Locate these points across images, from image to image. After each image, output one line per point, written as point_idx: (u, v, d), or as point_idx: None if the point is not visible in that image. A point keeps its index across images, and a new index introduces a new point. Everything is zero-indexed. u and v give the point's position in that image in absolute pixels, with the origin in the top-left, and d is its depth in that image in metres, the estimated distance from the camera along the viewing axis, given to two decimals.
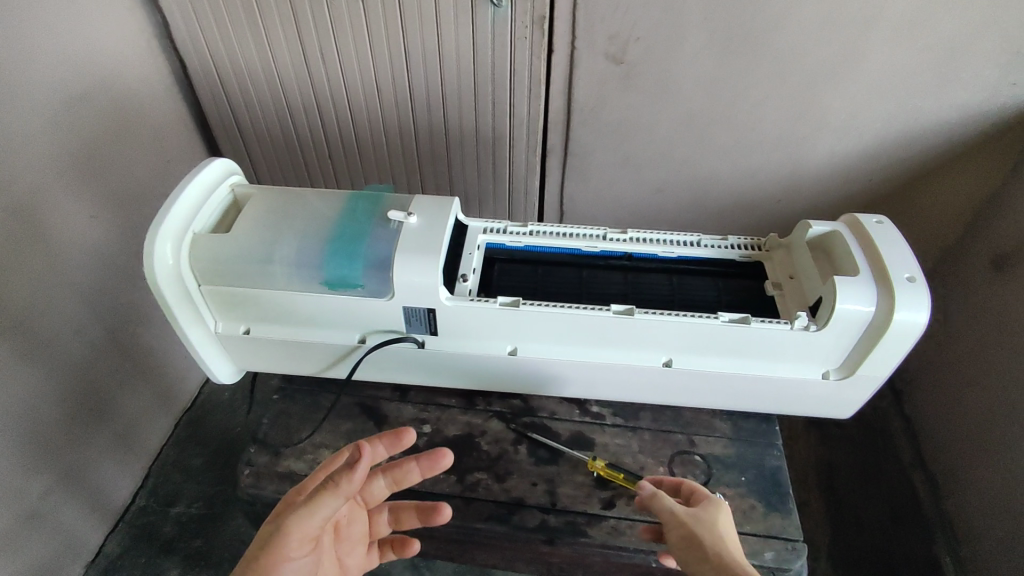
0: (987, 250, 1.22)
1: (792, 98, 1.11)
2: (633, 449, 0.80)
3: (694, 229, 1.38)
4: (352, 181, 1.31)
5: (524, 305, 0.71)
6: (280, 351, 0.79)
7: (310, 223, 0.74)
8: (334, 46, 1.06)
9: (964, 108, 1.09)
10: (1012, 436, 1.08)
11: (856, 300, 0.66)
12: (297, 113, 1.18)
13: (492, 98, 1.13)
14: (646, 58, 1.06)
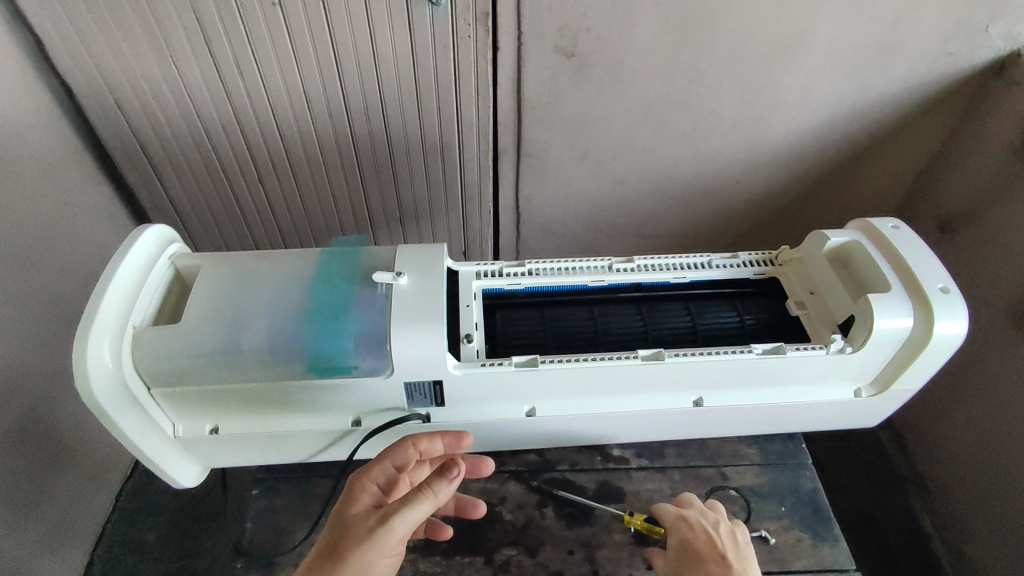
0: (930, 214, 1.20)
1: (748, 77, 1.00)
2: (667, 493, 0.74)
3: (654, 221, 1.26)
4: (292, 215, 1.12)
5: (543, 363, 0.63)
6: (259, 445, 0.67)
7: (281, 296, 0.63)
8: (253, 62, 0.87)
9: (919, 76, 1.03)
10: (983, 404, 1.07)
11: (893, 318, 0.63)
12: (221, 149, 0.99)
13: (438, 108, 0.98)
14: (597, 49, 0.93)
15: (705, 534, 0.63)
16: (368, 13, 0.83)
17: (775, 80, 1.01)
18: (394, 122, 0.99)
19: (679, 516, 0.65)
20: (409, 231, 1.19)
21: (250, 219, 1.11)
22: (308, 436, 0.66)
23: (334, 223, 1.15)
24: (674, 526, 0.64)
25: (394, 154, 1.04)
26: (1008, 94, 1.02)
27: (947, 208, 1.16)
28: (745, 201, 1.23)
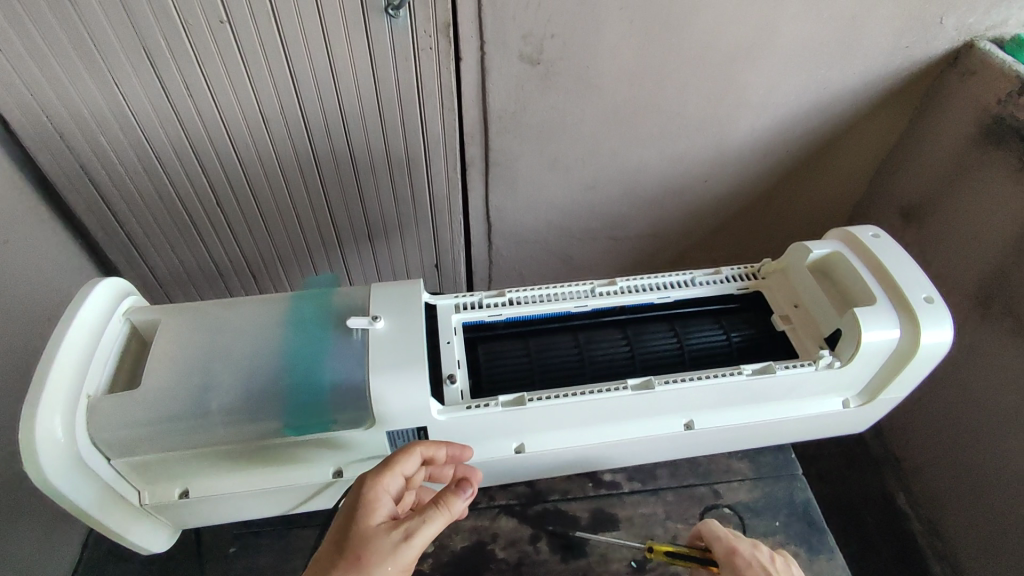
0: (892, 201, 1.21)
1: (712, 77, 0.98)
2: (661, 516, 0.73)
3: (625, 222, 1.25)
4: (254, 236, 1.06)
5: (532, 400, 0.61)
6: (235, 504, 0.63)
7: (251, 348, 0.58)
8: (203, 79, 0.81)
9: (879, 69, 1.02)
10: (954, 389, 1.09)
11: (880, 331, 0.63)
12: (175, 176, 0.93)
13: (403, 121, 0.93)
14: (563, 54, 0.90)
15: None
16: (323, 27, 0.78)
17: (738, 79, 0.99)
18: (357, 139, 0.94)
19: (737, 556, 0.60)
20: (378, 247, 1.15)
21: (211, 245, 1.06)
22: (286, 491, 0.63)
23: (300, 244, 1.10)
24: (734, 569, 0.60)
25: (358, 170, 0.99)
26: (962, 85, 1.03)
27: (906, 196, 1.18)
28: (714, 198, 1.22)
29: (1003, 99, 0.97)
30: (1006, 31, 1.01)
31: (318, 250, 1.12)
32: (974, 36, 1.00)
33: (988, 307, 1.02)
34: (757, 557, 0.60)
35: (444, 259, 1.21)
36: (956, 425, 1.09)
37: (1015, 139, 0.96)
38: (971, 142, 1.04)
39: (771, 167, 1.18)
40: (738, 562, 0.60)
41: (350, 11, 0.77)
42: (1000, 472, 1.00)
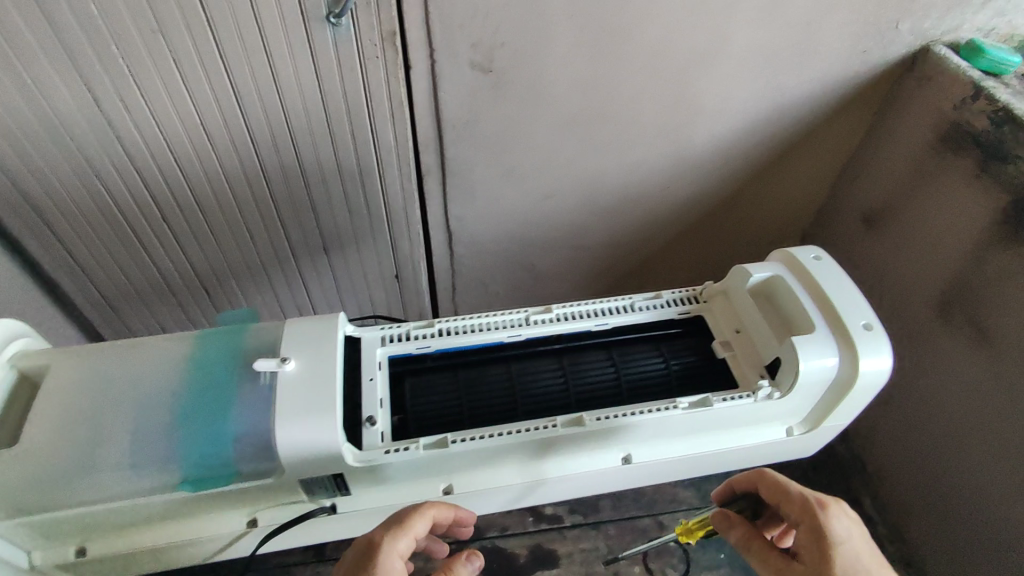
0: (853, 207, 1.16)
1: (669, 84, 0.91)
2: (603, 551, 0.70)
3: (583, 230, 1.14)
4: (204, 252, 0.98)
5: (454, 442, 0.58)
6: (146, 556, 0.60)
7: (146, 396, 0.54)
8: (136, 85, 0.73)
9: (842, 70, 0.96)
10: (922, 403, 1.06)
11: (819, 362, 0.61)
12: (116, 192, 0.85)
13: (353, 135, 0.85)
14: (515, 64, 0.82)
15: (864, 538, 0.55)
16: (262, 37, 0.71)
17: (692, 87, 0.92)
18: (307, 152, 0.86)
19: (833, 517, 0.55)
20: (336, 263, 1.06)
21: (159, 262, 0.97)
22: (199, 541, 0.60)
23: (254, 262, 1.01)
24: (834, 533, 0.54)
25: (310, 186, 0.91)
26: (919, 90, 0.98)
27: (868, 202, 1.12)
28: (677, 206, 1.14)
29: (958, 104, 0.93)
30: (962, 35, 0.94)
31: (274, 266, 1.03)
32: (930, 40, 0.95)
33: (949, 315, 0.99)
34: (848, 519, 0.56)
35: (404, 271, 1.10)
36: (920, 436, 1.07)
37: (972, 146, 0.91)
38: (928, 148, 0.99)
39: (732, 173, 1.10)
40: (836, 526, 0.54)
41: (290, 19, 0.69)
42: (967, 485, 0.98)
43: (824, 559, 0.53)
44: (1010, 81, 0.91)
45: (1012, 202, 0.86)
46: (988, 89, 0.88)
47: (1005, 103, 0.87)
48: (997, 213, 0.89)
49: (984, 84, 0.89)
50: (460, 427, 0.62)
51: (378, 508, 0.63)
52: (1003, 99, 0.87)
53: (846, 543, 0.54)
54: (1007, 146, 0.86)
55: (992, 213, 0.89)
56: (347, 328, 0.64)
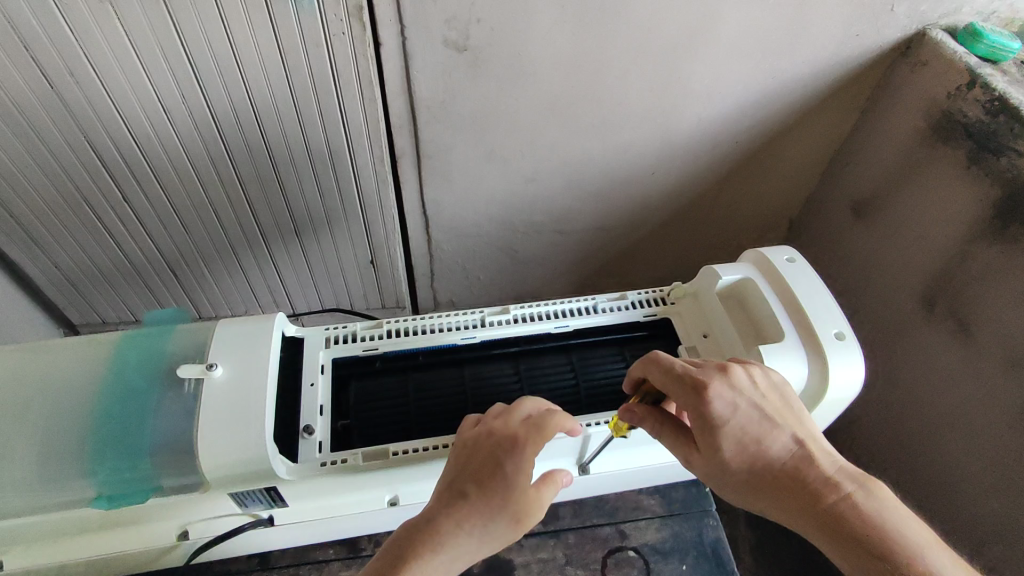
0: (844, 195, 1.11)
1: (656, 65, 0.84)
2: (560, 561, 0.68)
3: (566, 217, 1.09)
4: (169, 233, 0.92)
5: (396, 453, 0.56)
6: (77, 567, 0.58)
7: (57, 402, 0.52)
8: (83, 57, 0.65)
9: (842, 51, 0.89)
10: (908, 403, 1.02)
11: (787, 373, 0.58)
12: (73, 170, 0.78)
13: (321, 117, 0.78)
14: (492, 42, 0.76)
15: (754, 407, 0.50)
16: (220, 11, 0.63)
17: (678, 70, 0.86)
18: (275, 135, 0.79)
19: (712, 398, 0.49)
20: (308, 248, 1.00)
21: (122, 242, 0.91)
22: (131, 550, 0.58)
23: (223, 244, 0.96)
24: (715, 417, 0.49)
25: (279, 170, 0.85)
26: (913, 77, 0.92)
27: (858, 190, 1.07)
28: (662, 191, 1.08)
29: (953, 92, 0.87)
30: (961, 18, 0.88)
31: (243, 250, 0.98)
32: (927, 24, 0.88)
33: (933, 308, 0.96)
34: (736, 389, 0.50)
35: (379, 259, 1.05)
36: (902, 429, 1.04)
37: (964, 136, 0.87)
38: (919, 137, 0.94)
39: (720, 158, 1.04)
40: (717, 408, 0.49)
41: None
42: (949, 486, 0.95)
43: (710, 444, 0.50)
44: (1007, 68, 0.87)
45: (1002, 195, 0.82)
46: (983, 77, 0.84)
47: (1000, 92, 0.82)
48: (986, 206, 0.85)
49: (980, 71, 0.84)
50: (405, 436, 0.58)
51: (320, 517, 0.61)
52: (998, 87, 0.83)
53: (730, 422, 0.49)
54: (1000, 137, 0.82)
55: (983, 210, 0.85)
56: (288, 328, 0.61)
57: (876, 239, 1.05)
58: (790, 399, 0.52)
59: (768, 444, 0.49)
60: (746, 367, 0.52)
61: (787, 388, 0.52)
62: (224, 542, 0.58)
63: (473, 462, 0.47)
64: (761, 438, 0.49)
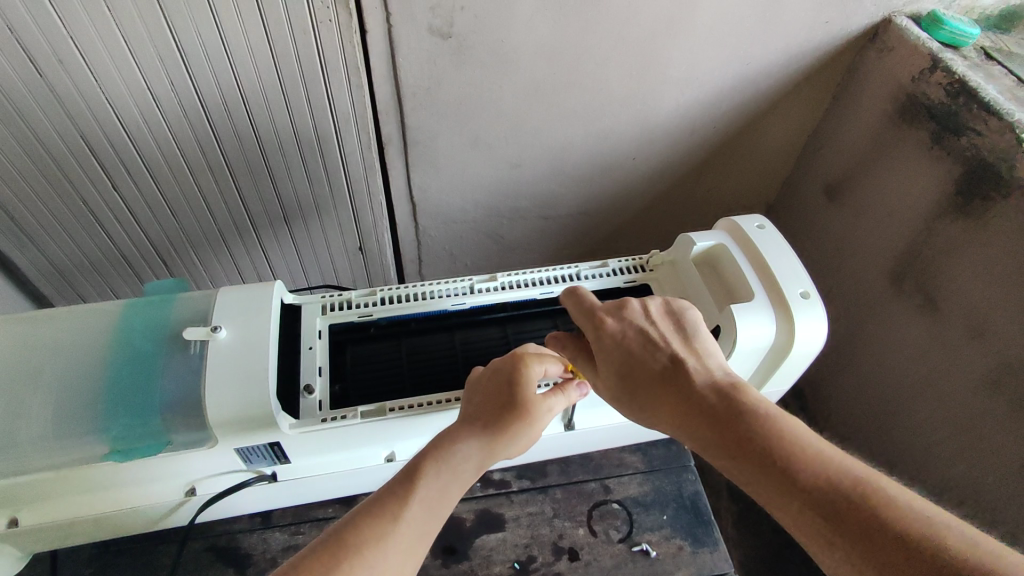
0: (817, 177, 1.16)
1: (635, 53, 0.88)
2: (548, 514, 0.72)
3: (552, 202, 1.13)
4: (158, 222, 0.93)
5: (393, 409, 0.59)
6: (89, 523, 0.61)
7: (69, 364, 0.54)
8: (73, 47, 0.67)
9: (810, 39, 0.94)
10: (878, 370, 1.08)
11: (756, 330, 0.62)
12: (63, 161, 0.79)
13: (308, 102, 0.80)
14: (476, 29, 0.79)
15: (641, 334, 0.54)
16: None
17: (656, 56, 0.89)
18: (262, 121, 0.81)
19: (604, 328, 0.54)
20: (297, 235, 1.02)
21: (113, 233, 0.93)
22: (140, 507, 0.61)
23: (211, 231, 0.97)
24: (609, 346, 0.54)
25: (267, 155, 0.87)
26: (880, 62, 0.97)
27: (830, 172, 1.13)
28: (644, 175, 1.12)
29: (917, 76, 0.92)
30: (924, 6, 0.93)
31: (233, 237, 1.00)
32: (893, 12, 0.93)
33: (901, 283, 1.01)
34: (626, 319, 0.55)
35: (368, 243, 1.08)
36: (874, 399, 1.10)
37: (927, 117, 0.92)
38: (886, 119, 0.99)
39: (698, 143, 1.08)
40: (608, 337, 0.54)
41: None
42: (915, 448, 1.01)
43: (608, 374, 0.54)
44: (966, 54, 0.92)
45: (963, 171, 0.87)
46: (944, 62, 0.88)
47: (960, 75, 0.86)
48: (949, 183, 0.90)
49: (941, 56, 0.88)
50: (401, 395, 0.62)
51: (322, 474, 0.64)
52: (958, 70, 0.87)
53: (621, 349, 0.53)
54: (960, 117, 0.87)
55: (944, 186, 0.91)
56: (287, 296, 0.64)
57: (845, 221, 1.10)
58: (684, 325, 0.55)
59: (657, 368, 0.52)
60: (644, 303, 0.57)
61: (686, 313, 0.56)
62: (231, 499, 0.63)
63: (486, 383, 0.55)
64: (650, 360, 0.52)
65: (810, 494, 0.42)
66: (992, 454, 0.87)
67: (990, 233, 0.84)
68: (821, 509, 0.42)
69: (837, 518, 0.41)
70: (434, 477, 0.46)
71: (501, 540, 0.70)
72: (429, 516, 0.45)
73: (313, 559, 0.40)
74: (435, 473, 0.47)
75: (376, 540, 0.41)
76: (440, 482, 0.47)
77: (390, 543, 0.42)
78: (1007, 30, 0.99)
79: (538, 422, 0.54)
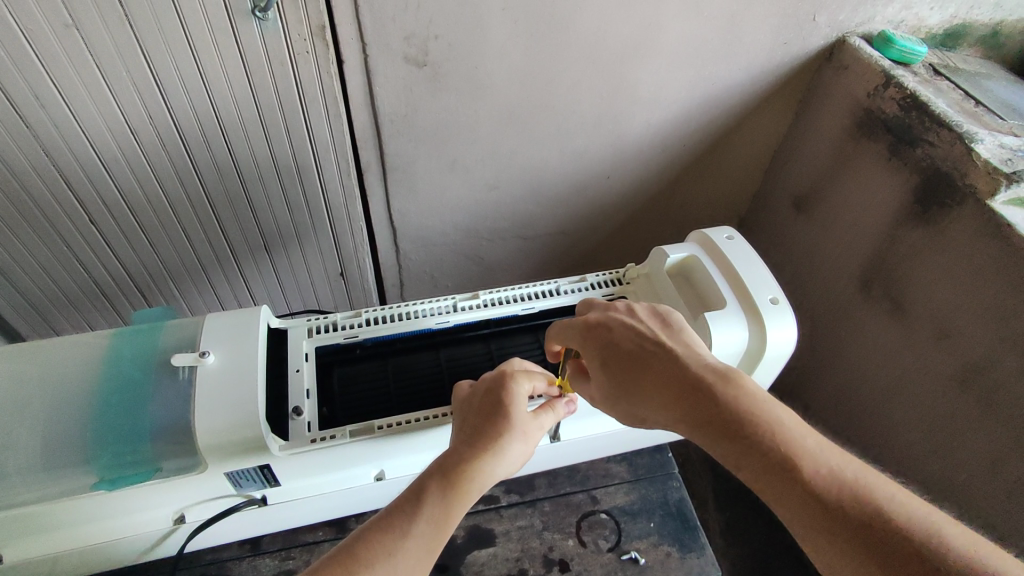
0: (784, 190, 1.21)
1: (605, 76, 0.92)
2: (538, 527, 0.73)
3: (530, 222, 1.15)
4: (136, 253, 0.93)
5: (382, 427, 0.60)
6: (74, 556, 0.61)
7: (57, 395, 0.55)
8: (51, 84, 0.68)
9: (770, 59, 0.99)
10: (850, 372, 1.12)
11: (730, 335, 0.64)
12: (39, 197, 0.79)
13: (287, 131, 0.82)
14: (451, 56, 0.82)
15: (631, 331, 0.57)
16: (186, 32, 0.67)
17: (625, 78, 0.94)
18: (241, 151, 0.83)
19: (595, 326, 0.59)
20: (278, 262, 1.03)
21: (90, 267, 0.92)
22: (128, 536, 0.61)
23: (191, 260, 0.97)
24: (605, 345, 0.57)
25: (246, 185, 0.88)
26: (837, 80, 1.02)
27: (796, 186, 1.17)
28: (620, 193, 1.16)
29: (872, 92, 0.97)
30: (874, 27, 0.99)
31: (213, 267, 1.00)
32: (846, 32, 0.99)
33: (869, 289, 1.05)
34: (616, 318, 0.59)
35: (349, 269, 1.09)
36: (850, 404, 1.13)
37: (883, 130, 0.97)
38: (845, 134, 1.04)
39: (669, 161, 1.12)
40: (598, 329, 0.58)
41: (212, 13, 0.66)
42: (890, 447, 1.04)
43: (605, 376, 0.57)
44: (917, 70, 0.98)
45: (920, 180, 0.92)
46: (896, 78, 0.93)
47: (912, 90, 0.92)
48: (907, 193, 0.94)
49: (893, 73, 0.93)
50: (388, 414, 0.63)
51: (312, 495, 0.65)
52: (909, 86, 0.92)
53: (614, 347, 0.57)
54: (914, 129, 0.92)
55: (900, 193, 0.95)
56: (273, 320, 0.65)
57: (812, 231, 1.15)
58: (670, 322, 0.58)
59: (647, 363, 0.55)
60: (631, 304, 0.60)
61: (671, 313, 0.60)
62: (220, 525, 0.63)
63: (480, 400, 0.56)
64: (638, 356, 0.55)
65: (804, 488, 0.44)
66: (965, 452, 0.89)
67: (948, 238, 0.89)
68: (816, 505, 0.43)
69: (832, 518, 0.43)
70: (446, 490, 0.48)
71: (492, 556, 0.71)
72: (442, 528, 0.46)
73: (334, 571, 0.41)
74: (446, 486, 0.48)
75: (393, 554, 0.43)
76: (452, 486, 0.48)
77: (406, 558, 0.43)
78: (953, 47, 1.05)
79: (529, 435, 0.55)
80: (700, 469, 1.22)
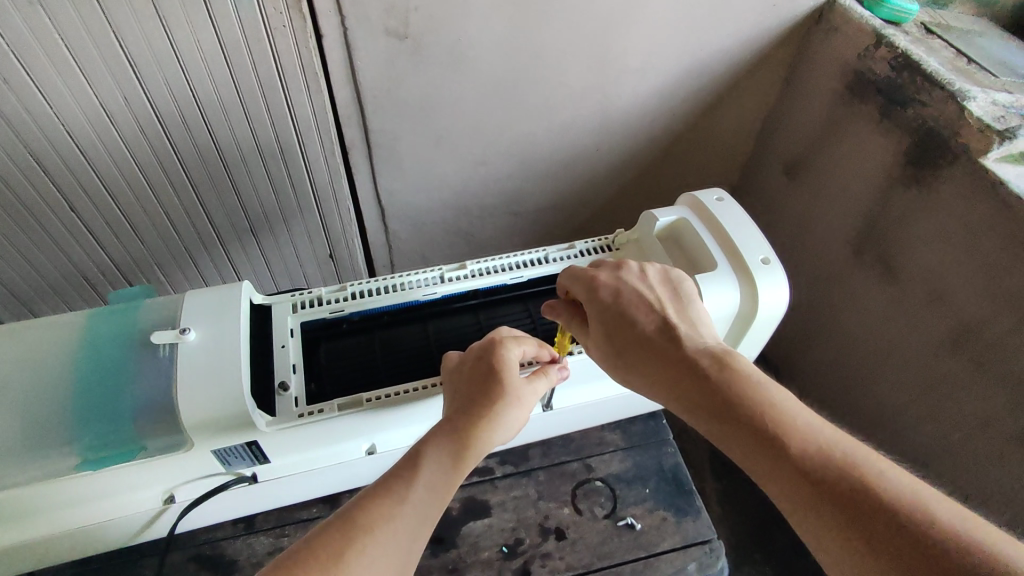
0: (776, 156, 1.19)
1: (591, 44, 0.90)
2: (533, 497, 0.73)
3: (519, 196, 1.14)
4: (119, 239, 0.90)
5: (370, 400, 0.59)
6: (64, 540, 0.60)
7: (36, 377, 0.53)
8: (19, 65, 0.65)
9: (760, 21, 0.96)
10: (843, 337, 1.12)
11: (722, 296, 0.64)
12: (15, 184, 0.77)
13: (267, 109, 0.80)
14: (432, 27, 0.79)
15: (638, 295, 0.57)
16: (157, 8, 0.65)
17: (613, 47, 0.91)
18: (222, 132, 0.81)
19: (603, 289, 0.58)
20: (265, 245, 1.01)
21: (73, 255, 0.90)
22: (118, 518, 0.60)
23: (177, 246, 0.95)
24: (609, 306, 0.57)
25: (229, 166, 0.86)
26: (827, 42, 1.00)
27: (788, 151, 1.16)
28: (610, 165, 1.14)
29: (862, 53, 0.95)
30: None
31: (200, 252, 0.98)
32: None
33: (862, 252, 1.04)
34: (626, 283, 0.58)
35: (337, 249, 1.07)
36: (844, 369, 1.13)
37: (874, 94, 0.94)
38: (836, 97, 1.02)
39: (659, 131, 1.10)
40: (606, 293, 0.57)
41: None
42: (884, 410, 1.04)
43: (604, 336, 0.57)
44: (908, 29, 0.96)
45: (914, 140, 0.90)
46: (886, 38, 0.91)
47: (904, 49, 0.90)
48: (899, 153, 0.93)
49: (883, 32, 0.92)
50: (377, 387, 0.62)
51: (303, 471, 0.64)
52: (900, 45, 0.90)
53: (619, 308, 0.56)
54: (906, 90, 0.90)
55: (893, 154, 0.94)
56: (255, 296, 0.64)
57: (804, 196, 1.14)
58: (679, 290, 0.58)
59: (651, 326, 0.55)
60: (642, 269, 0.60)
61: (682, 282, 0.59)
62: (211, 504, 0.62)
63: (471, 368, 0.55)
64: (640, 320, 0.55)
65: (799, 456, 0.44)
66: (958, 412, 0.89)
67: (940, 200, 0.87)
68: (807, 470, 0.43)
69: (823, 480, 0.42)
70: (434, 458, 0.47)
71: (487, 527, 0.70)
72: (430, 494, 0.45)
73: (322, 536, 0.41)
74: (435, 454, 0.47)
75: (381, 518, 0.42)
76: (443, 453, 0.48)
77: (394, 521, 0.42)
78: (945, 5, 1.03)
79: (523, 402, 0.54)
80: (696, 438, 1.23)
